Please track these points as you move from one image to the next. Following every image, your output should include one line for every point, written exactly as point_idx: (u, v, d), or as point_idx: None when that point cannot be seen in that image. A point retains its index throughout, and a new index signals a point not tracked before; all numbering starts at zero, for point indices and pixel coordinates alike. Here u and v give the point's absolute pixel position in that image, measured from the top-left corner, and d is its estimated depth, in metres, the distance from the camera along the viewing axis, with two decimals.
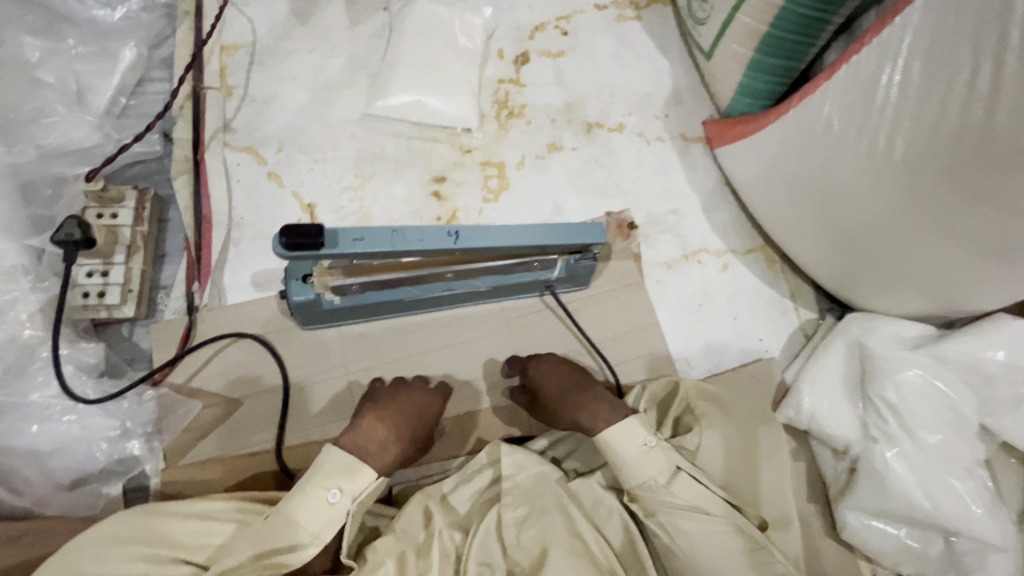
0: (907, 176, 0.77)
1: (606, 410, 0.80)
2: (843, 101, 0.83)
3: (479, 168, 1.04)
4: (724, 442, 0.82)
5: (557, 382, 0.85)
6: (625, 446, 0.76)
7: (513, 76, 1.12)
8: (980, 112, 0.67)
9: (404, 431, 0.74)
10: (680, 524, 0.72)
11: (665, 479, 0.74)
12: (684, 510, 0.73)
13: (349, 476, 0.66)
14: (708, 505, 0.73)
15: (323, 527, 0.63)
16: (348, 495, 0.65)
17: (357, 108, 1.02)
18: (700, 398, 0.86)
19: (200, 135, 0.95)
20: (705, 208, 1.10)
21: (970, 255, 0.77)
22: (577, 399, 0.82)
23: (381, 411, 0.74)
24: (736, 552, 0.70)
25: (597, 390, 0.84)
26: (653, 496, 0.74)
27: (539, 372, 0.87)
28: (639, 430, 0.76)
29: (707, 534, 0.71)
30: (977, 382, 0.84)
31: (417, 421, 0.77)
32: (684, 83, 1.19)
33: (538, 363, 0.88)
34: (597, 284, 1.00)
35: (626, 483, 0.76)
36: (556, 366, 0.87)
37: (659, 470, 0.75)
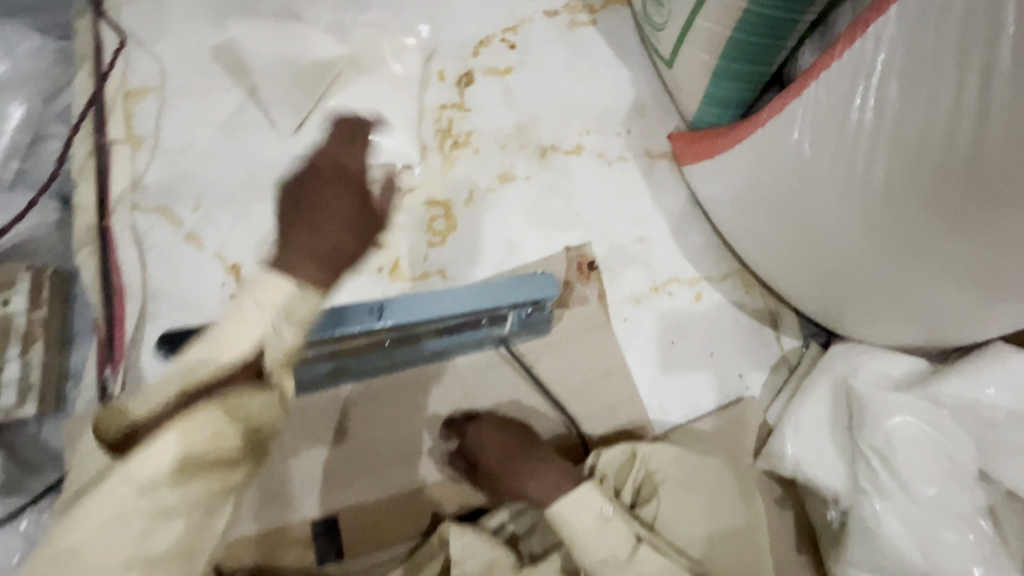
0: (889, 208, 0.68)
1: (555, 478, 0.74)
2: (814, 123, 0.73)
3: (423, 208, 0.94)
4: (688, 510, 0.76)
5: (500, 453, 0.78)
6: (580, 521, 0.70)
7: (457, 100, 1.01)
8: (967, 141, 0.58)
9: (329, 261, 0.59)
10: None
11: (627, 551, 0.69)
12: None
13: (284, 300, 0.55)
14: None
15: (247, 345, 0.53)
16: (282, 313, 0.55)
17: (282, 151, 0.93)
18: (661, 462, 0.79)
19: (105, 197, 0.86)
20: (674, 232, 1.01)
21: (960, 286, 0.69)
22: (523, 463, 0.76)
23: (300, 240, 0.59)
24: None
25: (542, 449, 0.78)
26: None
27: (480, 439, 0.79)
28: (592, 500, 0.71)
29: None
30: (975, 426, 0.76)
31: (336, 229, 0.61)
32: (647, 93, 1.09)
33: (479, 429, 0.80)
34: (558, 329, 0.92)
35: (581, 562, 0.69)
36: (494, 428, 0.80)
37: (619, 544, 0.69)
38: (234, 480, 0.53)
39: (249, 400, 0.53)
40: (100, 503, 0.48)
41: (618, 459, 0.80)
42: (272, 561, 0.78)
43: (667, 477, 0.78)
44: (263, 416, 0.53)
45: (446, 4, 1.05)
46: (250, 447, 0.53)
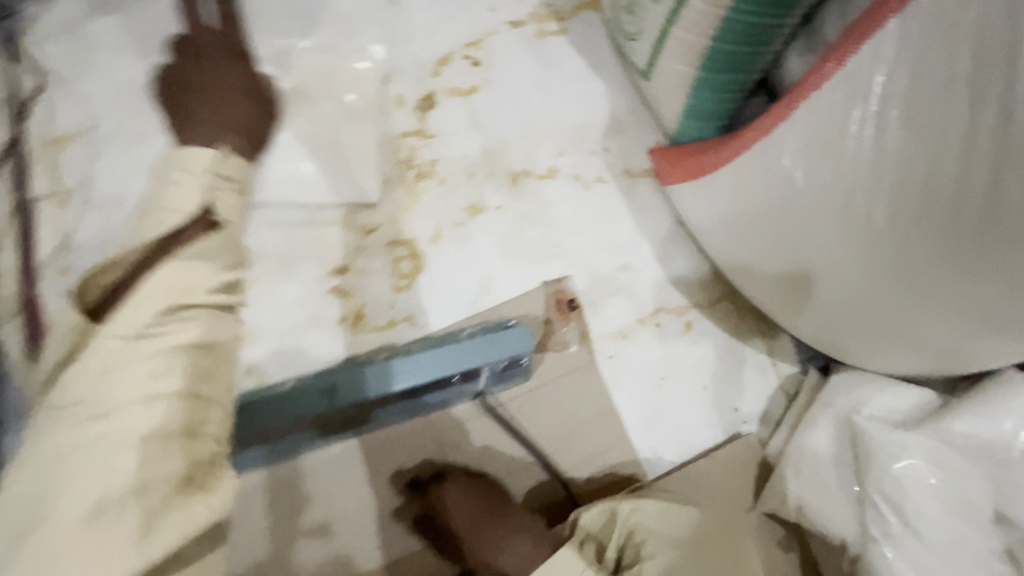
0: (894, 248, 0.62)
1: (530, 547, 0.72)
2: (806, 148, 0.67)
3: (386, 249, 0.87)
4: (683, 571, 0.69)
5: (469, 519, 0.74)
6: None
7: (418, 125, 0.93)
8: (981, 179, 0.52)
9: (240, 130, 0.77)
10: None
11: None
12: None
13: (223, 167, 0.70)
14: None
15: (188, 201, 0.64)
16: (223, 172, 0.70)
17: None
18: (643, 517, 0.73)
19: (31, 262, 0.79)
20: (659, 257, 0.94)
21: (972, 329, 0.63)
22: (490, 526, 0.73)
23: (209, 118, 0.75)
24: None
25: (511, 513, 0.74)
26: None
27: (445, 502, 0.75)
28: (574, 565, 0.66)
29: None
30: (991, 466, 0.71)
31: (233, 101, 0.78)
32: (624, 105, 1.01)
33: (444, 491, 0.76)
34: (539, 372, 0.86)
35: None
36: (459, 494, 0.75)
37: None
38: (226, 366, 0.56)
39: (204, 245, 0.60)
40: (101, 375, 0.48)
41: (598, 518, 0.73)
42: None
43: (650, 535, 0.71)
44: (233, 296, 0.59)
45: (401, 20, 0.97)
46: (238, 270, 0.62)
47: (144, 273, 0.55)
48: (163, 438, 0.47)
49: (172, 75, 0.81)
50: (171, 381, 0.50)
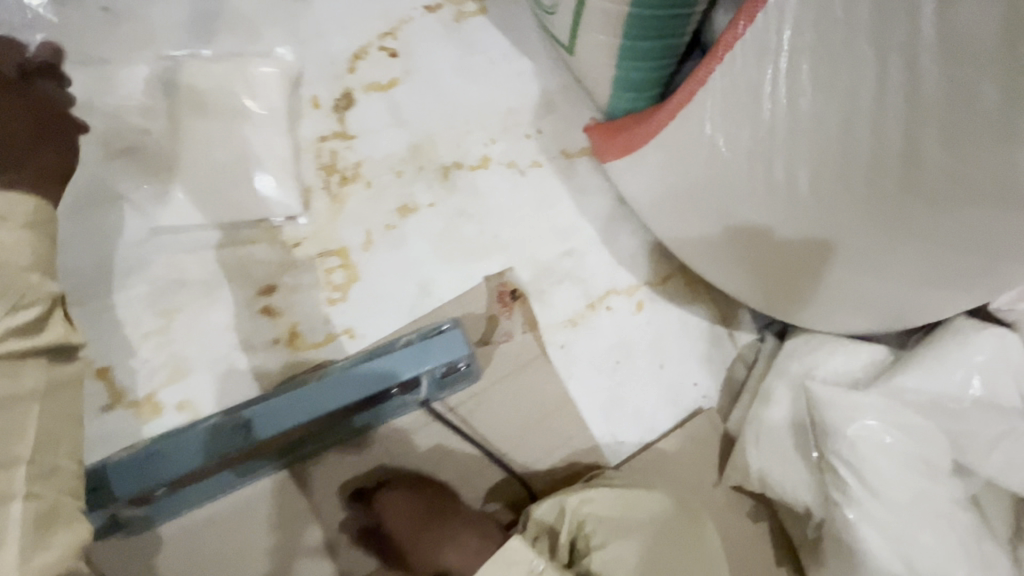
0: (819, 213, 0.61)
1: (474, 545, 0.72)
2: (725, 114, 0.63)
3: (316, 262, 0.83)
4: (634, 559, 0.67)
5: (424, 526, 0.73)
6: None
7: (338, 127, 0.89)
8: (896, 137, 0.51)
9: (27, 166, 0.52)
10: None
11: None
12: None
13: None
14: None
15: None
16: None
17: (139, 220, 0.80)
18: (588, 509, 0.70)
19: None
20: (604, 239, 0.91)
21: (907, 290, 0.62)
22: (444, 535, 0.72)
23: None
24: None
25: (456, 509, 0.74)
26: None
27: (400, 508, 0.74)
28: (523, 555, 0.64)
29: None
30: (947, 418, 0.69)
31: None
32: (554, 83, 0.97)
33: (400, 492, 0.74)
34: (489, 371, 0.83)
35: None
36: (403, 497, 0.74)
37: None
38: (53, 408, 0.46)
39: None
40: None
41: (549, 512, 0.71)
42: None
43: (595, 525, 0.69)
44: (49, 335, 0.46)
45: (308, 16, 0.91)
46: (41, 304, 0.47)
47: None
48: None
49: None
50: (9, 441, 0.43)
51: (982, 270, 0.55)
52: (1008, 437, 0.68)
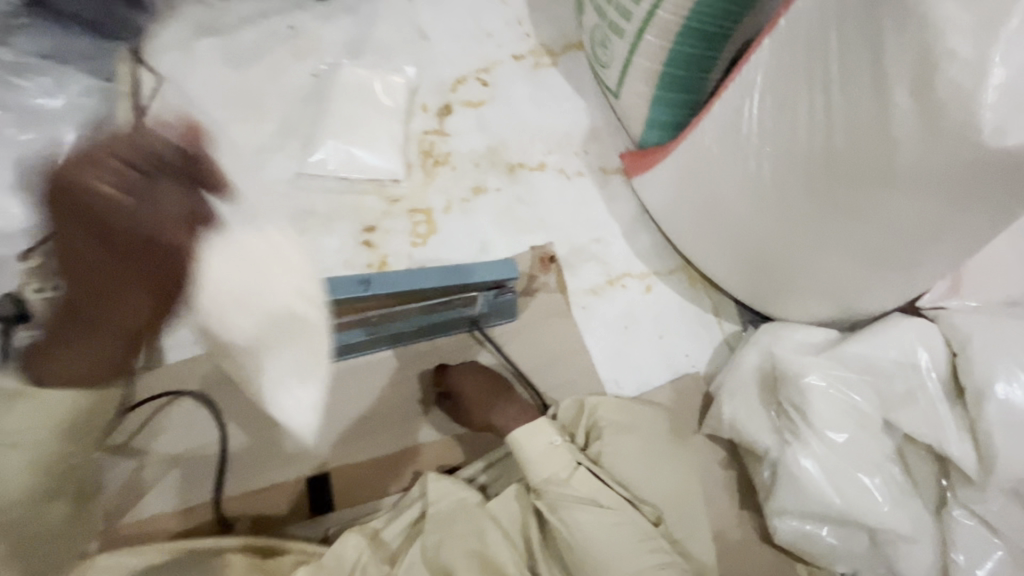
0: (778, 194, 0.85)
1: (518, 413, 0.89)
2: (718, 133, 0.90)
3: (407, 215, 1.10)
4: (627, 452, 0.87)
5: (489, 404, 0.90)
6: (531, 445, 0.84)
7: (438, 127, 1.20)
8: (821, 137, 0.75)
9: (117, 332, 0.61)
10: (578, 520, 0.79)
11: (566, 473, 0.83)
12: (579, 503, 0.80)
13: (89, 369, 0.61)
14: (599, 497, 0.81)
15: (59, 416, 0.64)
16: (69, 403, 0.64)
17: (289, 167, 1.11)
18: (603, 410, 0.91)
19: None
20: (626, 235, 1.17)
21: (846, 256, 0.85)
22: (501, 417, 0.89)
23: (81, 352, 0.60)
24: (629, 542, 0.77)
25: (511, 393, 0.92)
26: (557, 490, 0.82)
27: (473, 383, 0.92)
28: (544, 431, 0.85)
29: (600, 524, 0.78)
30: (876, 380, 0.89)
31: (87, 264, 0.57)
32: (601, 120, 1.28)
33: (474, 372, 0.93)
34: (525, 315, 1.06)
35: (532, 481, 0.84)
36: (472, 372, 0.93)
37: (559, 463, 0.83)
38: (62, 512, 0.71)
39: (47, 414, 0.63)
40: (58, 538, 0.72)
41: (571, 410, 0.94)
42: (270, 513, 0.87)
43: (606, 422, 0.90)
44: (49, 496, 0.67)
45: (428, 51, 1.25)
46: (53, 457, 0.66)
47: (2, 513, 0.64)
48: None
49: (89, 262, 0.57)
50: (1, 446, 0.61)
51: (892, 230, 0.77)
52: (923, 399, 0.87)
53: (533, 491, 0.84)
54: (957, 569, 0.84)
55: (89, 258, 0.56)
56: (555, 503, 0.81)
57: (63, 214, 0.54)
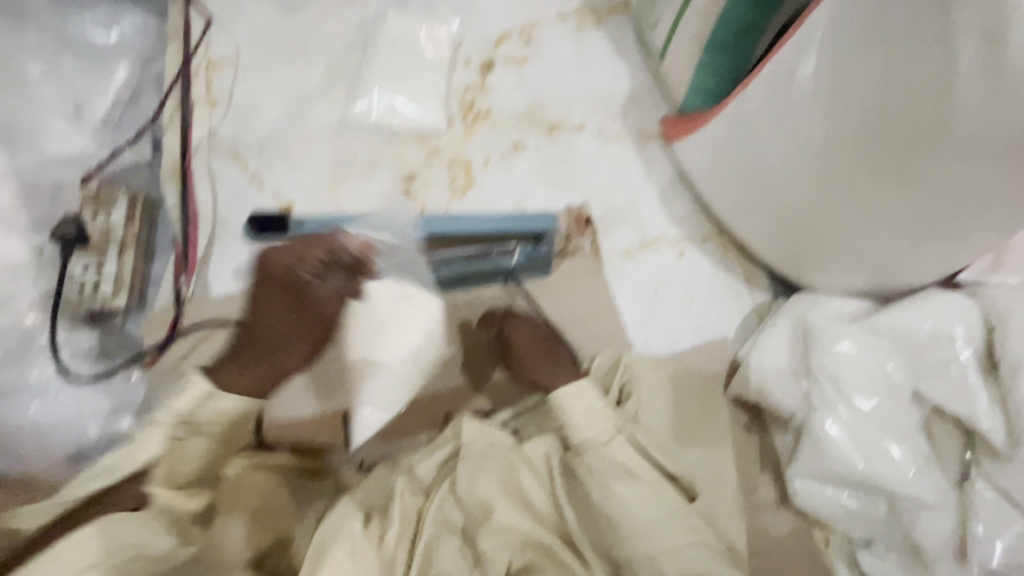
0: (826, 157, 0.85)
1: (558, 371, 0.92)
2: (769, 93, 0.88)
3: (447, 167, 1.11)
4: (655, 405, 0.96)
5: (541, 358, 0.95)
6: (575, 404, 0.85)
7: (480, 82, 1.19)
8: (877, 95, 0.75)
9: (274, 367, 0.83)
10: (613, 485, 0.79)
11: (605, 437, 0.83)
12: (617, 475, 0.80)
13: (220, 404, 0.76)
14: (634, 470, 0.80)
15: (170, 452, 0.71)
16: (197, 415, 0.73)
17: (333, 113, 1.10)
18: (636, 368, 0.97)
19: (187, 142, 1.02)
20: (662, 200, 1.17)
21: (889, 224, 0.85)
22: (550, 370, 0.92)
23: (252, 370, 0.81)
24: (660, 515, 0.77)
25: (560, 353, 0.96)
26: (597, 452, 0.81)
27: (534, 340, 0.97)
28: (588, 391, 0.86)
29: (634, 494, 0.78)
30: (908, 351, 0.90)
31: (280, 316, 0.84)
32: (643, 84, 1.26)
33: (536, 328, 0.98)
34: (558, 271, 1.07)
35: (573, 440, 0.84)
36: (525, 326, 0.98)
37: (600, 428, 0.83)
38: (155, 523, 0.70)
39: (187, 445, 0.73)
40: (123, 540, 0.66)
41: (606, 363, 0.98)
42: (307, 439, 0.91)
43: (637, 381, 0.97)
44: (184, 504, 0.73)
45: (474, 4, 1.24)
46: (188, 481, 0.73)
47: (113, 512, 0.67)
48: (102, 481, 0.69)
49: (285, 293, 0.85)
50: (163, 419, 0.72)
51: (941, 197, 0.78)
52: (957, 369, 0.88)
53: (571, 451, 0.83)
54: (974, 538, 0.86)
55: (275, 320, 0.85)
56: (591, 466, 0.81)
57: (273, 280, 0.85)
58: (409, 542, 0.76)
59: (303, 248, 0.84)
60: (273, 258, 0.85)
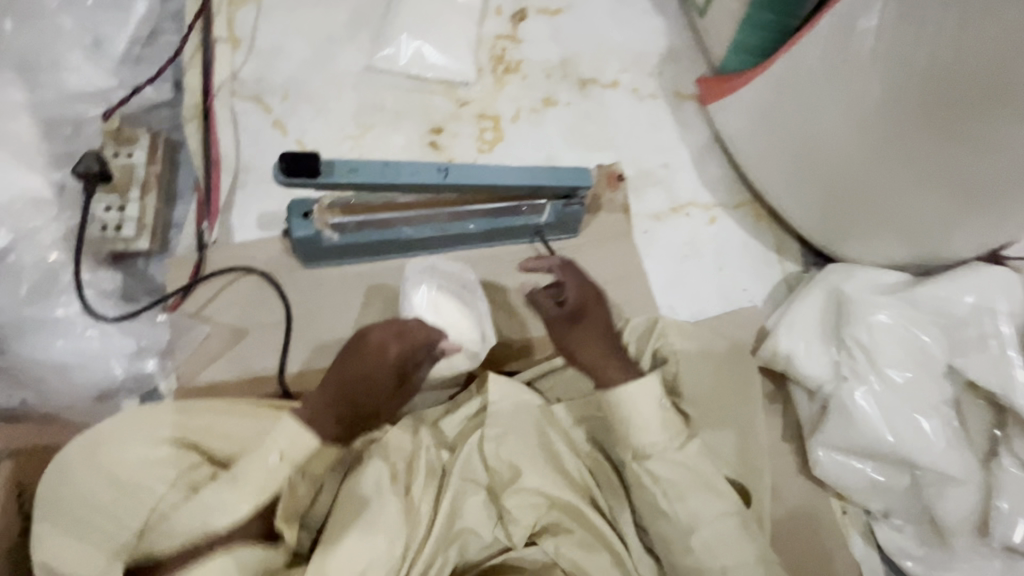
0: (882, 118, 0.80)
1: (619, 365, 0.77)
2: (823, 49, 0.84)
3: (475, 120, 1.08)
4: (701, 378, 0.85)
5: (601, 341, 0.79)
6: (640, 406, 0.75)
7: (511, 33, 1.14)
8: (948, 51, 0.71)
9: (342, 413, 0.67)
10: (685, 494, 0.73)
11: (676, 443, 0.75)
12: (692, 485, 0.73)
13: (292, 445, 0.64)
14: (706, 476, 0.74)
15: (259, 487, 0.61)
16: (289, 462, 0.63)
17: (358, 60, 1.06)
18: (678, 333, 0.86)
19: (209, 83, 0.98)
20: (695, 163, 1.13)
21: (940, 195, 0.82)
22: (612, 364, 0.77)
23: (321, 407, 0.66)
24: (732, 523, 0.72)
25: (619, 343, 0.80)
26: (662, 456, 0.74)
27: (595, 313, 0.80)
28: (653, 389, 0.75)
29: (705, 502, 0.72)
30: (946, 324, 0.89)
31: (359, 389, 0.69)
32: (680, 41, 1.20)
33: (597, 298, 0.80)
34: (586, 232, 1.04)
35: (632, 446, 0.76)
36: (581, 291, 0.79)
37: (671, 433, 0.75)
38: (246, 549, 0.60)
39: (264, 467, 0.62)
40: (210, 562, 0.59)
41: (640, 328, 0.88)
42: None
43: (679, 352, 0.85)
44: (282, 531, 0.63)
45: None
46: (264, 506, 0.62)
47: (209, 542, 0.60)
48: (213, 518, 0.60)
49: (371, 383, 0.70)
50: (273, 456, 0.62)
51: (1002, 163, 0.74)
52: (995, 346, 0.87)
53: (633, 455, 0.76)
54: (997, 513, 0.85)
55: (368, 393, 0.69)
56: (661, 475, 0.74)
57: (356, 352, 0.70)
58: (434, 494, 0.76)
59: (402, 337, 0.71)
60: (371, 335, 0.71)
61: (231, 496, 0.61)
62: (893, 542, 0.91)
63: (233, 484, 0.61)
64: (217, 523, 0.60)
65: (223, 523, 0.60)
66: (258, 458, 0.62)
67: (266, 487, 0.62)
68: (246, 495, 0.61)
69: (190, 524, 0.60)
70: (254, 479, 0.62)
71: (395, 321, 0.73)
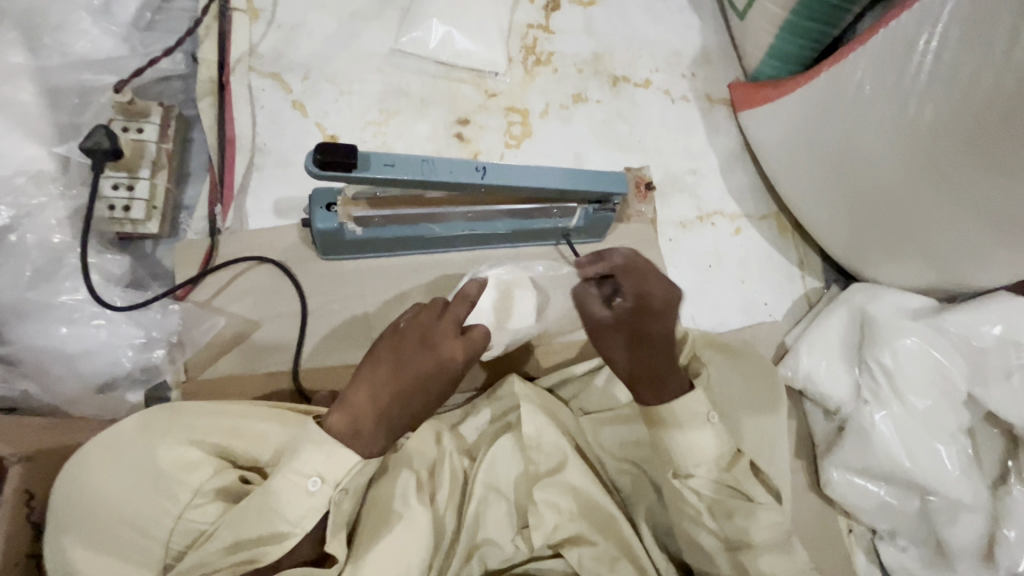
0: (930, 141, 0.79)
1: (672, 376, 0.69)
2: (876, 65, 0.83)
3: (503, 113, 1.03)
4: (736, 394, 0.81)
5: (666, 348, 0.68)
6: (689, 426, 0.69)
7: (543, 22, 1.09)
8: (1013, 82, 0.68)
9: (389, 415, 0.64)
10: None
11: (726, 459, 0.71)
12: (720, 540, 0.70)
13: (330, 467, 0.60)
14: None
15: (303, 514, 0.59)
16: (330, 483, 0.60)
17: (384, 41, 1.00)
18: (706, 347, 0.84)
19: (225, 56, 0.93)
20: (723, 171, 1.10)
21: (977, 227, 0.80)
22: (672, 377, 0.69)
23: (367, 410, 0.63)
24: None
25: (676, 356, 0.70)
26: (711, 476, 0.70)
27: (664, 326, 0.67)
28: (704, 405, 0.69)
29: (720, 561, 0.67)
30: (970, 353, 0.90)
31: (416, 393, 0.66)
32: (714, 42, 1.16)
33: (668, 305, 0.67)
34: (612, 236, 1.01)
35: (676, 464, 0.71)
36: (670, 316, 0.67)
37: (717, 453, 0.70)
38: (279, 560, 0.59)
39: (295, 496, 0.59)
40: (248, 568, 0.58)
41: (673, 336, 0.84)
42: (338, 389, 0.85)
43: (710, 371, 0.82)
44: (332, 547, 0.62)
45: None
46: (298, 528, 0.59)
47: (248, 562, 0.58)
48: (261, 547, 0.58)
49: (426, 380, 0.66)
50: (311, 482, 0.59)
51: None
52: (1018, 378, 0.88)
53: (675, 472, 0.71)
54: (1004, 542, 0.86)
55: (421, 391, 0.66)
56: (701, 492, 0.70)
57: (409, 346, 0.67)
58: (457, 504, 0.75)
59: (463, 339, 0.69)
60: (442, 343, 0.68)
61: (275, 524, 0.58)
62: (898, 563, 0.92)
63: (262, 508, 0.58)
64: (267, 552, 0.59)
65: (272, 553, 0.59)
66: (293, 480, 0.59)
67: (311, 509, 0.60)
68: (290, 520, 0.59)
69: (227, 550, 0.58)
70: (292, 505, 0.59)
71: (455, 317, 0.70)
